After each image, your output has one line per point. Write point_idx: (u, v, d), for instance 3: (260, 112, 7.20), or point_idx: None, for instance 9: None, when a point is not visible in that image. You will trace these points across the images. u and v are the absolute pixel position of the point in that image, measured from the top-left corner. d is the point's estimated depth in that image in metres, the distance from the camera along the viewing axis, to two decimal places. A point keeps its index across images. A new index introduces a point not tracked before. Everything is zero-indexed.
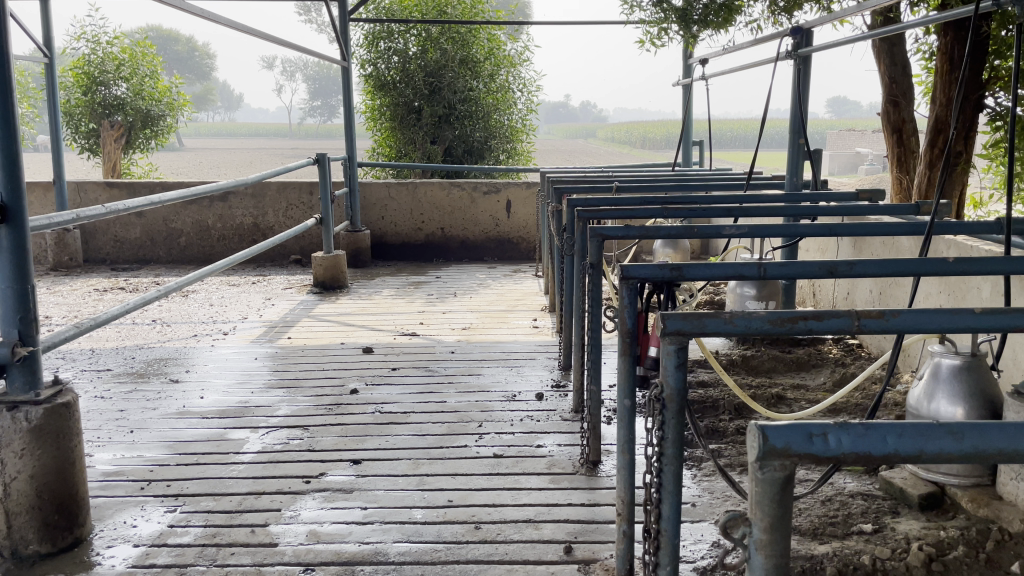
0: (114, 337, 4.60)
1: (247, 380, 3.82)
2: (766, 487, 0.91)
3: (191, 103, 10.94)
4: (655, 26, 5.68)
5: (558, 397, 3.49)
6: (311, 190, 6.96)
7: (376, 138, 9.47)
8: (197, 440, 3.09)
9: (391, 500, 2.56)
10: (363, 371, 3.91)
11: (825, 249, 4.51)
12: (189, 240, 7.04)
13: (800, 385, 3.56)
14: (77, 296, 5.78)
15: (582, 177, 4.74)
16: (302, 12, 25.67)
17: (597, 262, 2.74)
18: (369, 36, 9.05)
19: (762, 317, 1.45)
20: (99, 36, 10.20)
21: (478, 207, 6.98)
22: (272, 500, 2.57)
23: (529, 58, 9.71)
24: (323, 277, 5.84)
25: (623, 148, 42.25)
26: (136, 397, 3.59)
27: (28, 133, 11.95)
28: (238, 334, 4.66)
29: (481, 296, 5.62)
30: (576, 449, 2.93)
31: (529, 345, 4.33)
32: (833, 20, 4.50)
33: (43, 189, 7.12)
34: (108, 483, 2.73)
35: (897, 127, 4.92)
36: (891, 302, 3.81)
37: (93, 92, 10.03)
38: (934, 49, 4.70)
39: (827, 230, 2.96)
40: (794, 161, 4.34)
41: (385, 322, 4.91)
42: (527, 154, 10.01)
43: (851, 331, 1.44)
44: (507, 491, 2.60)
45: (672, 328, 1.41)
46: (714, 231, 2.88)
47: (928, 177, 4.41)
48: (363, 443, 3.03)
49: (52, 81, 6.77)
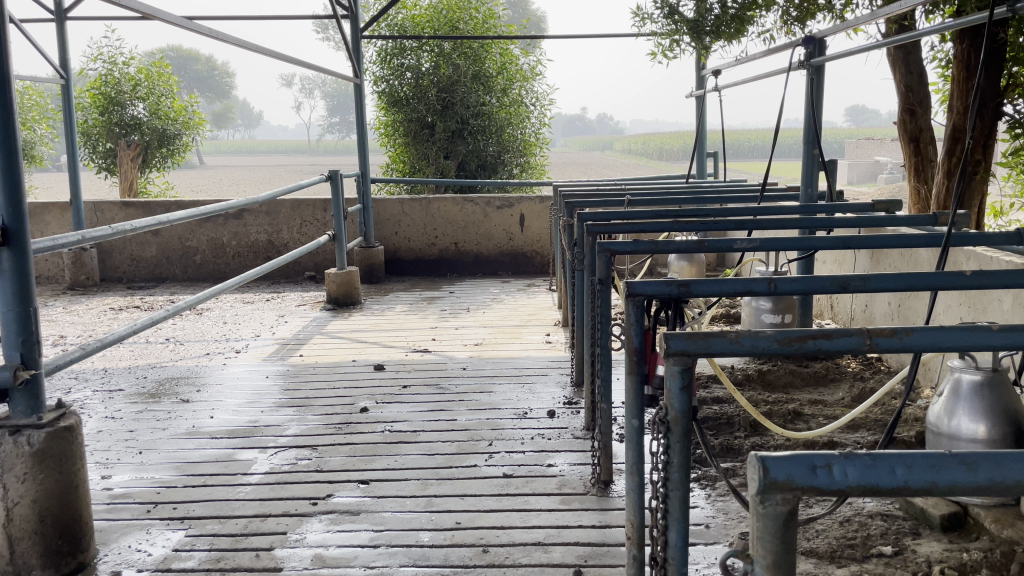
0: (127, 356, 4.60)
1: (258, 399, 3.80)
2: (768, 522, 0.86)
3: (207, 122, 11.01)
4: (667, 38, 5.66)
5: (570, 414, 3.44)
6: (324, 207, 6.98)
7: (390, 153, 9.50)
8: (205, 461, 3.07)
9: (398, 522, 2.51)
10: (373, 389, 3.88)
11: (843, 261, 4.43)
12: (205, 258, 7.06)
13: (817, 401, 3.49)
14: (93, 315, 5.80)
15: (594, 191, 4.70)
16: (318, 31, 25.98)
17: (606, 278, 2.70)
18: (382, 53, 9.08)
19: (769, 336, 1.41)
20: (116, 57, 10.35)
21: (491, 222, 6.96)
22: (278, 523, 2.54)
23: (542, 72, 9.70)
24: (336, 293, 5.82)
25: (640, 160, 42.19)
26: (147, 418, 3.58)
27: (48, 154, 12.13)
28: (250, 352, 4.65)
29: (494, 311, 5.58)
30: (587, 468, 2.88)
31: (541, 360, 4.28)
32: (847, 29, 4.44)
33: (61, 209, 7.19)
34: (115, 506, 2.71)
35: (914, 136, 4.84)
36: (910, 315, 3.73)
37: (109, 112, 10.16)
38: (951, 57, 4.63)
39: (842, 243, 2.90)
40: (809, 172, 4.28)
41: (397, 338, 4.88)
42: (541, 168, 9.99)
43: (862, 350, 1.39)
44: (517, 512, 2.55)
45: (676, 349, 1.37)
46: (726, 245, 2.82)
47: (946, 186, 4.34)
48: (372, 463, 2.99)
49: (68, 103, 6.84)
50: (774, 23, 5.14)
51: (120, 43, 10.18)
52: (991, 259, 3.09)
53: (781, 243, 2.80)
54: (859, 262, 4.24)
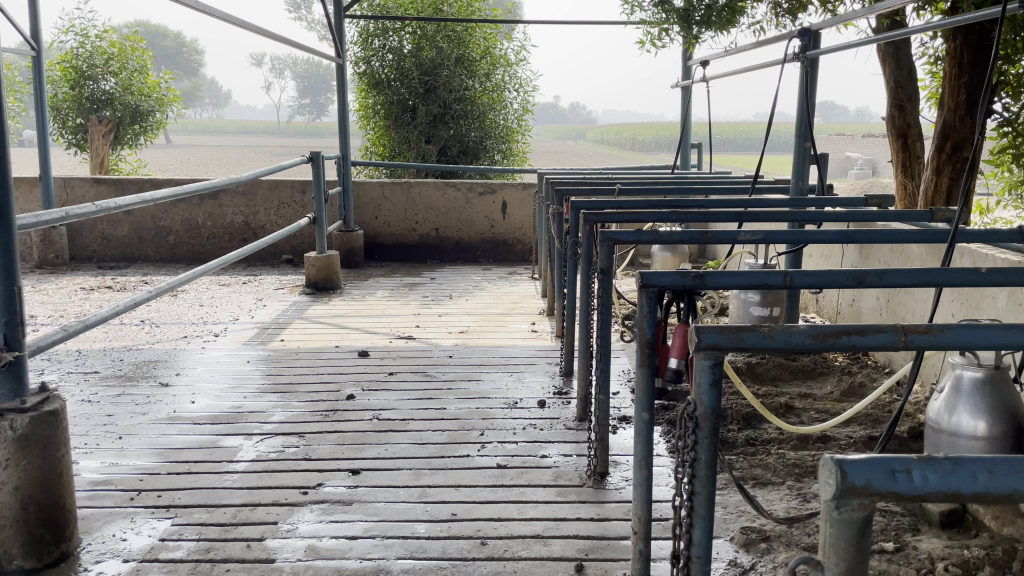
0: (101, 338, 4.47)
1: (240, 385, 3.71)
2: (843, 528, 0.83)
3: (181, 99, 10.76)
4: (656, 27, 5.62)
5: (561, 404, 3.40)
6: (303, 189, 6.85)
7: (369, 136, 9.39)
8: (188, 448, 2.98)
9: (392, 513, 2.46)
10: (359, 376, 3.81)
11: (830, 256, 4.45)
12: (179, 239, 6.90)
13: (807, 394, 3.49)
14: (63, 295, 5.64)
15: (583, 178, 4.65)
16: (292, 10, 25.65)
17: (608, 268, 2.65)
18: (363, 33, 8.94)
19: (803, 332, 1.36)
20: (88, 29, 10.09)
21: (474, 208, 6.89)
22: (268, 513, 2.47)
23: (525, 58, 9.61)
24: (316, 277, 5.72)
25: (613, 150, 42.22)
26: (125, 401, 3.48)
27: (14, 126, 11.81)
28: (229, 336, 4.55)
29: (478, 298, 5.53)
30: (582, 460, 2.84)
31: (528, 350, 4.24)
32: (839, 23, 4.43)
33: (28, 184, 6.97)
34: (96, 493, 2.61)
35: (902, 132, 4.88)
36: (899, 311, 3.74)
37: (81, 87, 9.88)
38: (941, 54, 4.66)
39: (845, 237, 2.88)
40: (800, 166, 4.26)
41: (380, 324, 4.80)
42: (522, 155, 9.91)
43: (896, 347, 1.36)
44: (513, 504, 2.51)
45: (707, 342, 1.34)
46: (728, 237, 2.78)
47: (935, 183, 4.41)
48: (362, 451, 2.93)
49: (39, 75, 6.63)
50: (765, 15, 5.12)
51: (93, 16, 9.91)
52: (987, 257, 3.11)
53: (784, 236, 2.78)
54: (847, 257, 4.25)
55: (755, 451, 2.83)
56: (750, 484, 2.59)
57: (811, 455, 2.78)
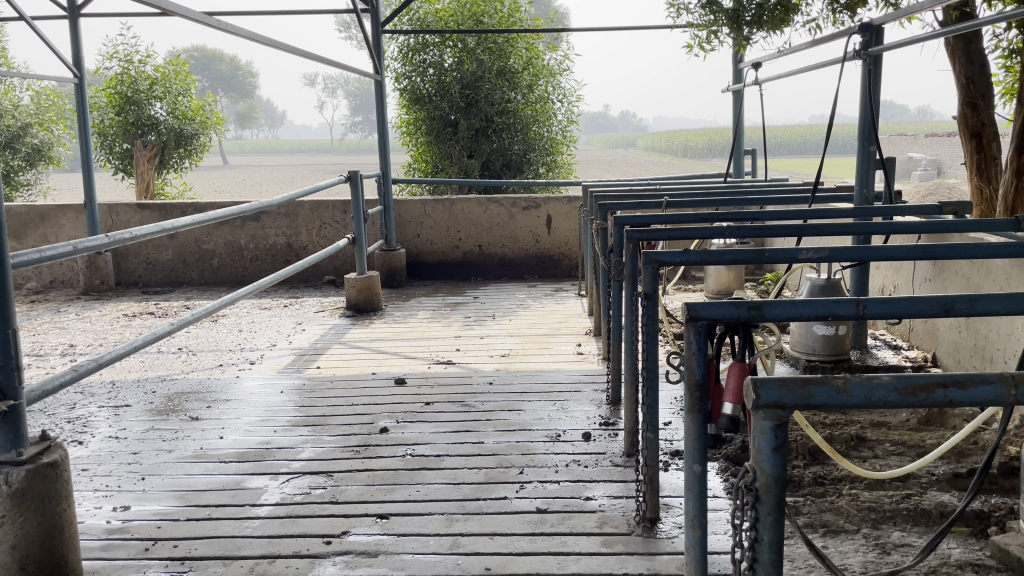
0: (136, 368, 4.38)
1: (271, 418, 3.55)
2: None
3: (226, 121, 10.83)
4: (704, 29, 5.35)
5: (607, 437, 3.16)
6: (345, 209, 6.74)
7: (412, 153, 9.32)
8: (211, 490, 2.82)
9: (419, 567, 2.25)
10: (393, 406, 3.62)
11: (899, 268, 4.12)
12: (222, 262, 6.86)
13: (880, 423, 3.17)
14: (105, 322, 5.61)
15: (629, 191, 4.40)
16: (341, 29, 26.18)
17: (651, 292, 2.36)
18: (404, 49, 8.83)
19: (886, 385, 1.11)
20: (132, 55, 10.19)
21: (517, 223, 6.68)
22: (287, 566, 2.28)
23: (569, 67, 9.41)
24: (356, 299, 5.57)
25: (664, 158, 41.48)
26: (153, 438, 3.34)
27: (67, 154, 12.09)
28: (265, 363, 4.41)
29: (521, 318, 5.31)
30: (630, 503, 2.59)
31: (573, 374, 3.99)
32: (901, 18, 4.10)
33: (75, 211, 7.01)
34: (111, 543, 2.46)
35: (976, 132, 4.54)
36: (980, 329, 3.40)
37: (126, 111, 10.02)
38: (1017, 46, 4.33)
39: (923, 253, 2.58)
40: (864, 172, 3.93)
41: (419, 348, 4.62)
42: (567, 167, 9.68)
43: (1005, 403, 1.10)
44: (553, 557, 2.28)
45: (767, 400, 1.10)
46: (789, 255, 2.48)
47: (1015, 185, 4.15)
48: (392, 493, 2.73)
49: (82, 102, 6.64)
50: (820, 11, 4.81)
51: (137, 42, 10.02)
52: None
53: (852, 253, 2.48)
54: (919, 271, 3.92)
55: (824, 492, 2.54)
56: (820, 533, 2.31)
57: (888, 496, 2.49)
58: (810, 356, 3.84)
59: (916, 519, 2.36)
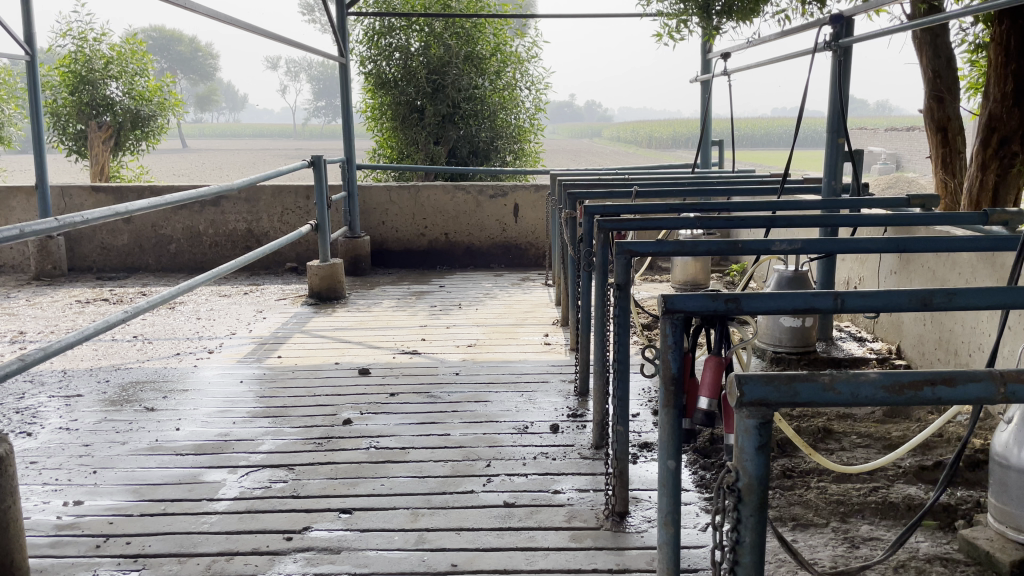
0: (89, 357, 4.24)
1: (229, 409, 3.44)
2: None
3: (184, 103, 10.57)
4: (674, 18, 5.31)
5: (575, 429, 3.11)
6: (308, 194, 6.60)
7: (377, 138, 9.19)
8: (166, 484, 2.72)
9: (384, 564, 2.19)
10: (357, 397, 3.54)
11: (865, 261, 4.14)
12: (180, 247, 6.68)
13: (847, 415, 3.18)
14: (56, 309, 5.42)
15: (597, 180, 4.35)
16: (304, 12, 25.79)
17: (623, 283, 2.32)
18: (369, 32, 8.68)
19: (873, 382, 1.07)
20: (86, 32, 9.87)
21: (483, 211, 6.62)
22: (245, 564, 2.20)
23: (538, 54, 9.32)
24: (319, 287, 5.46)
25: (628, 148, 41.68)
26: (106, 430, 3.22)
27: (18, 134, 11.72)
28: (224, 352, 4.30)
29: (488, 307, 5.25)
30: (599, 497, 2.55)
31: (540, 365, 3.95)
32: (869, 10, 4.11)
33: (26, 193, 6.77)
34: (60, 540, 2.36)
35: (941, 126, 4.61)
36: (946, 322, 3.41)
37: (80, 91, 9.74)
38: (983, 41, 4.38)
39: (893, 246, 2.57)
40: (833, 164, 3.93)
41: (384, 338, 4.53)
42: (534, 155, 9.63)
43: (993, 400, 1.07)
44: (521, 552, 2.23)
45: (751, 397, 1.05)
46: (763, 246, 2.45)
47: (980, 180, 4.31)
48: (355, 487, 2.65)
49: (33, 80, 6.40)
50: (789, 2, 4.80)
51: (92, 19, 9.72)
52: None
53: (825, 245, 2.45)
54: (884, 263, 3.95)
55: (792, 485, 2.53)
56: (789, 527, 2.29)
57: (856, 489, 2.49)
58: (777, 348, 3.83)
59: (884, 512, 2.36)
